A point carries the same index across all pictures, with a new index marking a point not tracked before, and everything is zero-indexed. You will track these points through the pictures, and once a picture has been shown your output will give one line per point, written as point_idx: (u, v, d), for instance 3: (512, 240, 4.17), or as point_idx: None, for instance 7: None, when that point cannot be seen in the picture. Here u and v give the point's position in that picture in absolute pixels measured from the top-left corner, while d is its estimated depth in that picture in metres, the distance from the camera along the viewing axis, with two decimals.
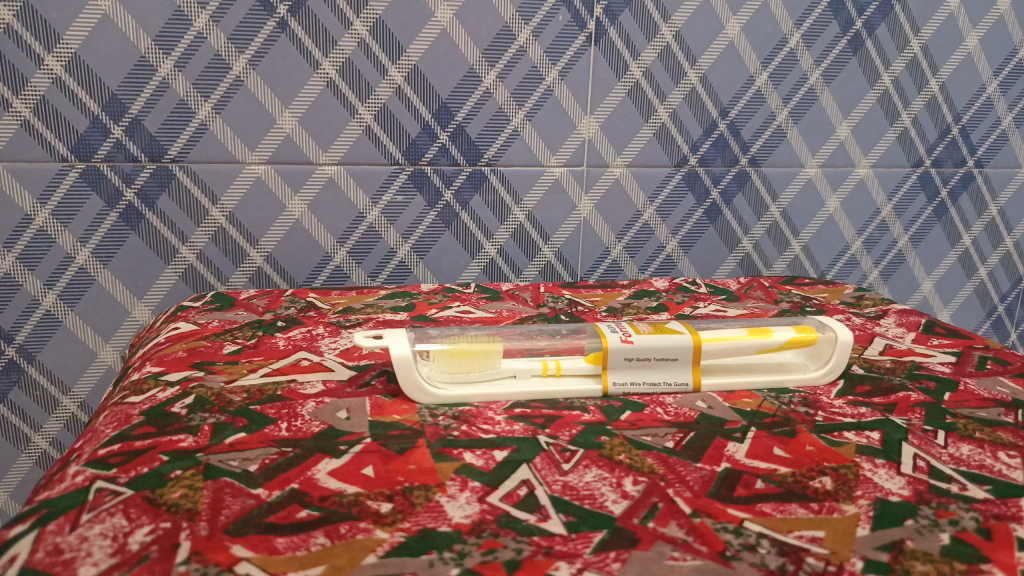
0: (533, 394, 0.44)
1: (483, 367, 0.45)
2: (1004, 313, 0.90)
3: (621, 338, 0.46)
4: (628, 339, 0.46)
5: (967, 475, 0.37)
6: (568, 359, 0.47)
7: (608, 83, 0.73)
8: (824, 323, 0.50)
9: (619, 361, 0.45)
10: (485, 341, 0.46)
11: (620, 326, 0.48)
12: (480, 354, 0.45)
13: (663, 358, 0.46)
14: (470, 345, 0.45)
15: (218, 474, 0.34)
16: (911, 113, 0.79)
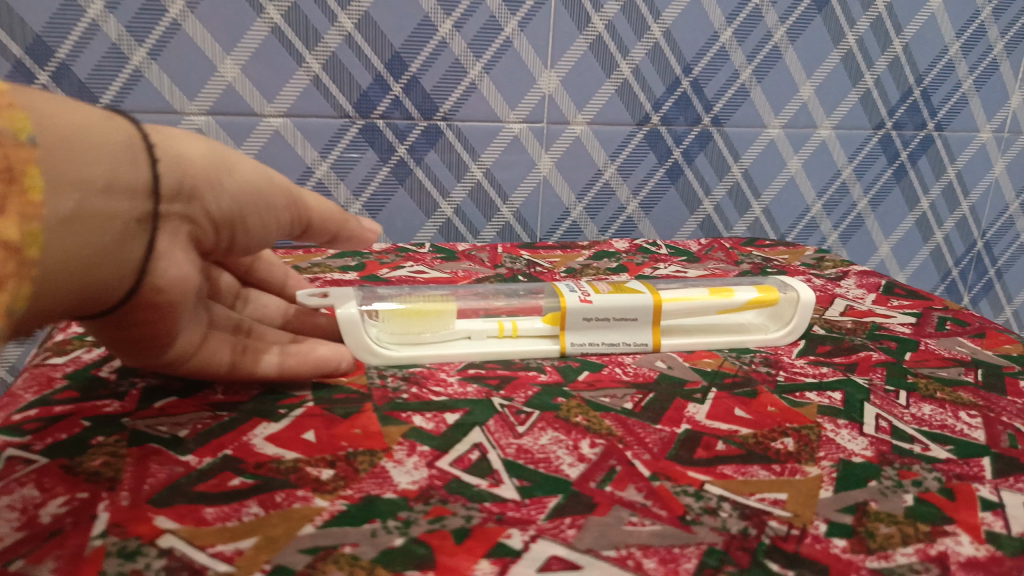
0: (487, 356, 0.42)
1: (435, 329, 0.43)
2: (957, 277, 0.92)
3: (580, 298, 0.44)
4: (587, 299, 0.44)
5: (929, 435, 0.36)
6: (524, 321, 0.45)
7: (569, 35, 0.70)
8: (788, 283, 0.49)
9: (578, 321, 0.44)
10: (438, 303, 0.44)
11: (579, 286, 0.46)
12: (432, 315, 0.43)
13: (622, 317, 0.44)
14: (422, 308, 0.43)
15: (145, 440, 0.31)
16: (874, 74, 0.78)
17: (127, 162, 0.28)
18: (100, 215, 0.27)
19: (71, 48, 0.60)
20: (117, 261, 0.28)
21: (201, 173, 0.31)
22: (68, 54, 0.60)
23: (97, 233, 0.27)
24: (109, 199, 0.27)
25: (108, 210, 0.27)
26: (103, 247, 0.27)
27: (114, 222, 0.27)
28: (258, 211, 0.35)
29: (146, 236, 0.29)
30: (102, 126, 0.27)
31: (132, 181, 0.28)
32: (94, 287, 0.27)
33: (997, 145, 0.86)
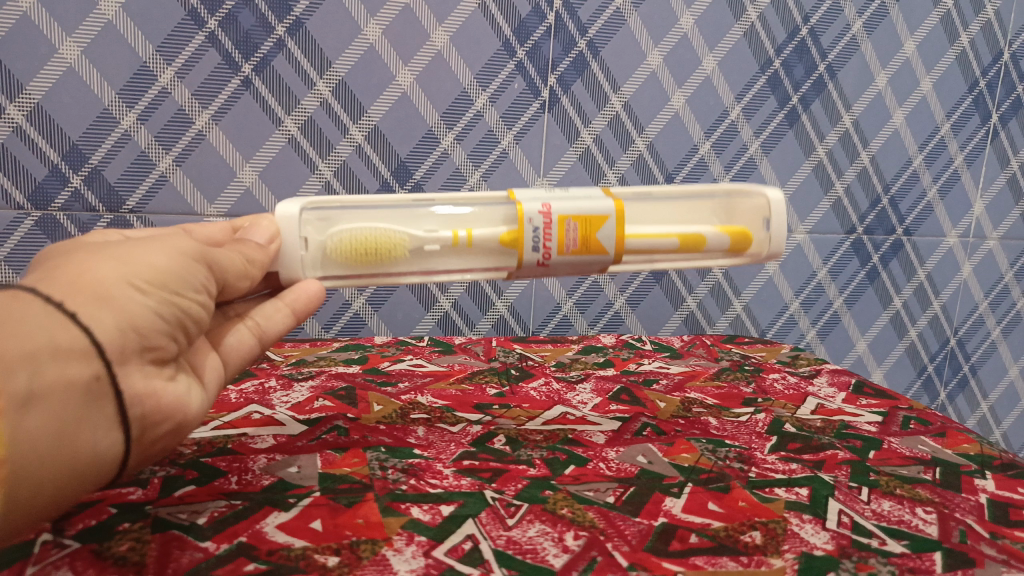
0: (442, 273, 0.51)
1: (392, 257, 0.49)
2: (933, 372, 0.95)
3: (539, 259, 0.48)
4: (544, 262, 0.48)
5: (887, 530, 0.39)
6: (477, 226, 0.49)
7: (560, 147, 0.76)
8: (775, 221, 0.53)
9: (534, 270, 0.49)
10: (385, 230, 0.48)
11: (546, 214, 0.47)
12: (385, 244, 0.48)
13: (582, 265, 0.49)
14: (372, 240, 0.48)
15: (167, 527, 0.34)
16: (844, 183, 0.84)
17: (59, 327, 0.30)
18: (56, 385, 0.29)
19: (103, 154, 0.66)
20: (86, 428, 0.31)
21: (141, 308, 0.33)
22: (100, 160, 0.66)
23: (60, 406, 0.29)
24: (58, 368, 0.29)
25: (64, 376, 0.29)
26: (72, 418, 0.30)
27: (70, 388, 0.30)
28: (189, 289, 0.36)
29: (109, 392, 0.31)
30: (25, 309, 0.29)
31: (75, 346, 0.30)
32: (77, 451, 0.30)
33: (963, 249, 0.91)
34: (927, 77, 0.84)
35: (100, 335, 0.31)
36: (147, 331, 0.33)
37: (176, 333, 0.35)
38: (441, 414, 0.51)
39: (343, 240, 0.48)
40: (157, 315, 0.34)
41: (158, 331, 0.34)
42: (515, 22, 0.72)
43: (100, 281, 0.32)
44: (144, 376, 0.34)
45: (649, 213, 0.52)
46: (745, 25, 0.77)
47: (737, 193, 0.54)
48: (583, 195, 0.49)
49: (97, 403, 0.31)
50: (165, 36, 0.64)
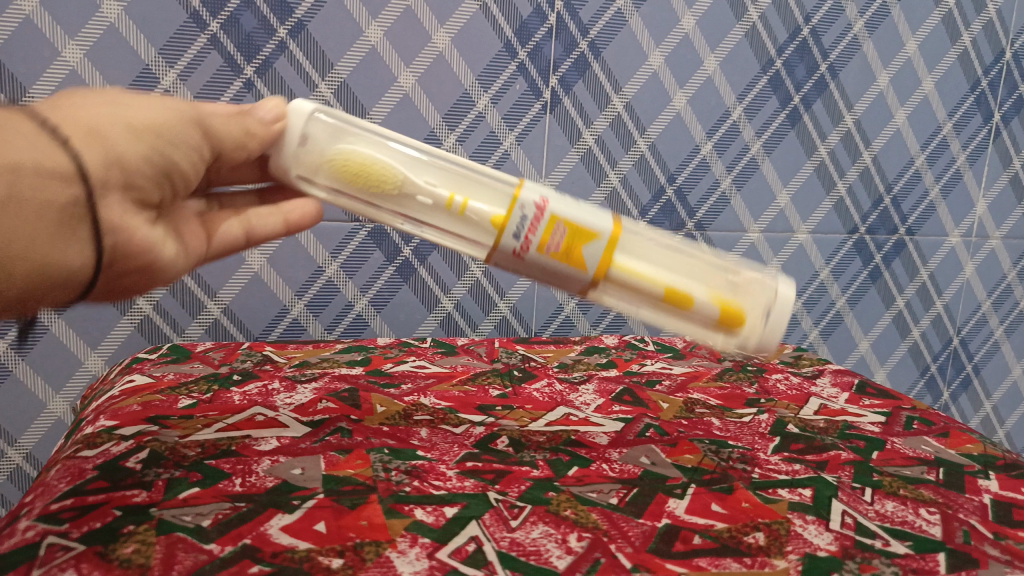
0: (429, 233, 0.43)
1: (388, 194, 0.42)
2: (936, 372, 0.95)
3: (515, 249, 0.40)
4: (518, 252, 0.40)
5: (890, 531, 0.39)
6: (479, 198, 0.41)
7: (562, 148, 0.76)
8: (776, 313, 0.42)
9: (505, 259, 0.41)
10: (397, 163, 0.42)
11: (541, 207, 0.40)
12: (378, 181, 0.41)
13: (554, 275, 0.41)
14: (377, 167, 0.41)
15: (172, 529, 0.34)
16: (846, 183, 0.84)
17: (44, 149, 0.31)
18: (30, 197, 0.30)
19: None
20: (57, 245, 0.32)
21: (129, 146, 0.34)
22: None
23: (34, 217, 0.30)
24: (38, 184, 0.30)
25: (40, 195, 0.30)
26: (43, 230, 0.31)
27: (44, 206, 0.31)
28: (180, 146, 0.37)
29: (85, 216, 0.33)
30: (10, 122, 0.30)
31: (57, 168, 0.31)
32: (46, 265, 0.32)
33: (966, 249, 0.91)
34: (928, 77, 0.84)
35: (85, 161, 0.32)
36: (133, 170, 0.34)
37: (160, 181, 0.37)
38: (444, 416, 0.51)
39: (346, 156, 0.41)
40: (143, 160, 0.35)
41: (143, 173, 0.35)
42: (516, 22, 0.72)
43: (92, 115, 0.33)
44: (123, 210, 0.35)
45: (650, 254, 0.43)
46: (747, 25, 0.77)
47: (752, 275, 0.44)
48: (585, 208, 0.42)
49: (72, 225, 0.32)
50: (167, 38, 0.64)
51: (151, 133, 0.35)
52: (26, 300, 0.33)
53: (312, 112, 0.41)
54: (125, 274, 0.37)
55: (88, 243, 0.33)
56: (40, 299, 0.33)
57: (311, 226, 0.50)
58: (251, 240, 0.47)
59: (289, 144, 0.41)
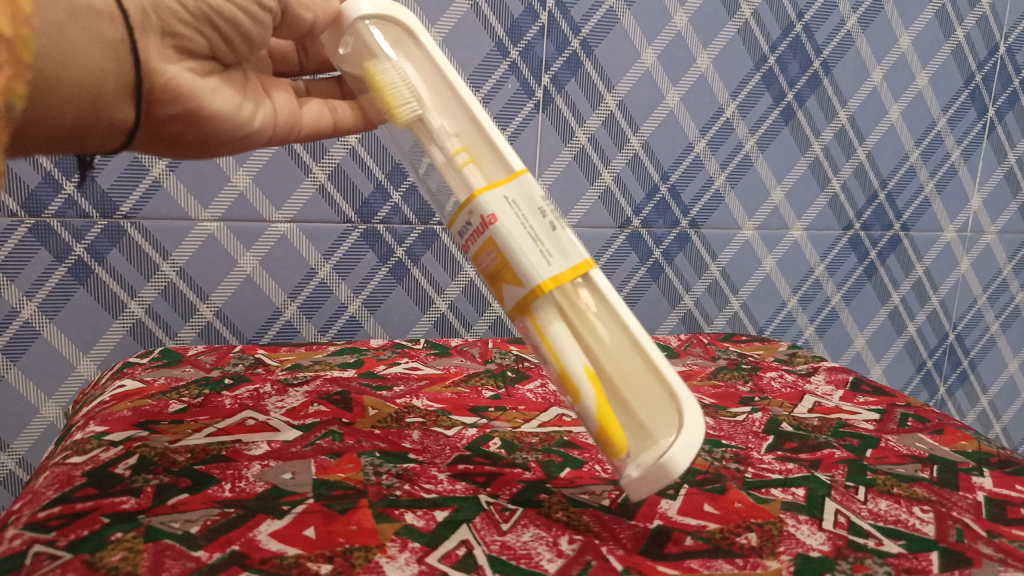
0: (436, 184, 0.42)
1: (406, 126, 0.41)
2: (932, 368, 0.95)
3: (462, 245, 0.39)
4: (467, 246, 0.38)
5: (883, 530, 0.39)
6: (480, 168, 0.38)
7: (555, 147, 0.76)
8: (644, 471, 0.34)
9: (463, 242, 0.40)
10: (411, 92, 0.41)
11: (485, 223, 0.36)
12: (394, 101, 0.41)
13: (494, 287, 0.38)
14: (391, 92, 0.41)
15: (159, 536, 0.34)
16: (840, 179, 0.84)
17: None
18: (88, 35, 0.38)
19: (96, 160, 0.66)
20: (110, 75, 0.39)
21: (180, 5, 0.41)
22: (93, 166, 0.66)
23: (89, 48, 0.38)
24: (91, 22, 0.38)
25: (96, 28, 0.38)
26: (99, 67, 0.39)
27: (97, 43, 0.38)
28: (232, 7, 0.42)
29: (130, 58, 0.40)
30: None
31: (104, 9, 0.38)
32: (93, 107, 0.40)
33: (961, 244, 0.91)
34: (922, 72, 0.83)
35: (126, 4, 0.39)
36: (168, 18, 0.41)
37: (202, 29, 0.43)
38: (436, 418, 0.50)
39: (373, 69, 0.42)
40: (180, 4, 0.41)
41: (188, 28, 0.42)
42: (508, 22, 0.72)
43: None
44: (164, 57, 0.42)
45: (590, 326, 0.37)
46: (739, 22, 0.77)
47: (676, 428, 0.35)
48: (539, 250, 0.36)
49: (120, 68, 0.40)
50: None
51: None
52: (79, 129, 0.40)
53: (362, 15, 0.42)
54: (170, 120, 0.44)
55: (130, 83, 0.40)
56: (94, 129, 0.41)
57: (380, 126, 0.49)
58: (338, 126, 0.53)
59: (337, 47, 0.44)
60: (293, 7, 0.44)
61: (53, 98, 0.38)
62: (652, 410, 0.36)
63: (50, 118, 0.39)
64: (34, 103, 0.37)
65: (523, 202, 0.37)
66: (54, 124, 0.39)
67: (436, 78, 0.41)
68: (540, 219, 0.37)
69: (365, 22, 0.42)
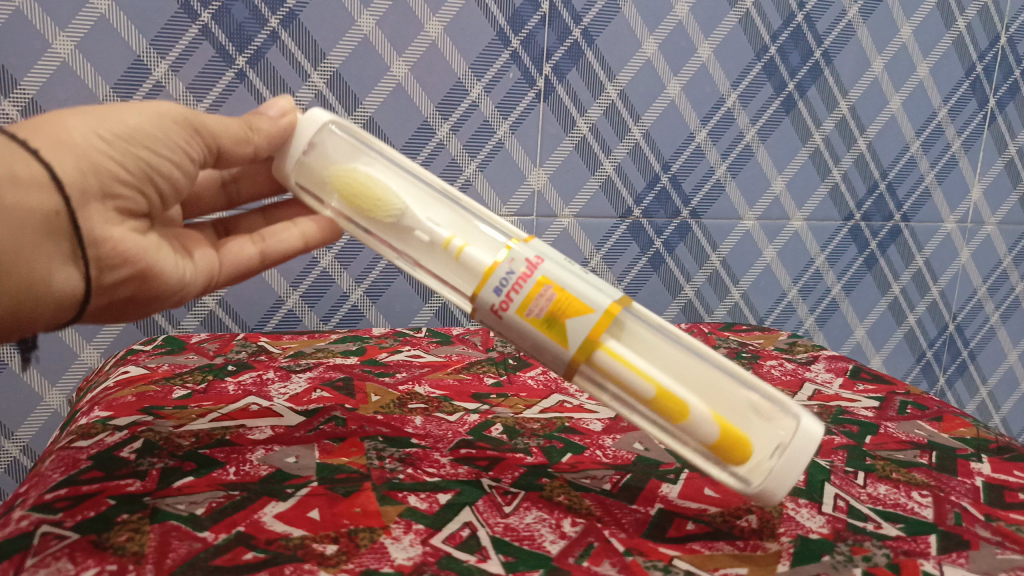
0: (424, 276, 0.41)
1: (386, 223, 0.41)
2: (931, 358, 0.95)
3: (495, 306, 0.37)
4: (502, 307, 0.37)
5: (882, 513, 0.39)
6: (476, 245, 0.39)
7: (556, 137, 0.76)
8: (787, 457, 0.34)
9: (488, 320, 0.38)
10: (389, 188, 0.41)
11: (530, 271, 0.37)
12: (375, 199, 0.41)
13: (534, 344, 0.37)
14: (372, 191, 0.41)
15: (166, 517, 0.34)
16: (841, 169, 0.84)
17: (20, 160, 0.34)
18: (12, 213, 0.34)
19: None
20: (43, 251, 0.35)
21: (112, 161, 0.37)
22: None
23: (12, 227, 0.34)
24: (15, 198, 0.34)
25: (22, 202, 0.34)
26: (29, 243, 0.35)
27: (25, 220, 0.34)
28: (165, 151, 0.40)
29: (69, 227, 0.36)
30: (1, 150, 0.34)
31: (33, 180, 0.34)
32: (35, 284, 0.36)
33: (961, 235, 0.91)
34: (923, 62, 0.83)
35: (59, 174, 0.35)
36: (106, 178, 0.37)
37: (143, 188, 0.40)
38: (438, 404, 0.51)
39: (344, 173, 0.42)
40: (119, 166, 0.38)
41: (123, 180, 0.38)
42: (509, 11, 0.72)
43: (69, 131, 0.36)
44: (105, 220, 0.38)
45: (652, 352, 0.37)
46: (741, 12, 0.77)
47: (782, 417, 0.36)
48: (593, 283, 0.37)
49: (57, 238, 0.36)
50: (159, 29, 0.65)
51: (139, 145, 0.38)
52: (20, 305, 0.36)
53: (323, 125, 0.42)
54: (121, 283, 0.40)
55: (70, 252, 0.37)
56: (42, 304, 0.37)
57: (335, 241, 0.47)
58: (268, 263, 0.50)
59: (296, 148, 0.42)
60: (231, 148, 0.43)
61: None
62: (755, 404, 0.36)
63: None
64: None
65: (552, 253, 0.38)
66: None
67: (407, 180, 0.42)
68: (572, 265, 0.38)
69: (331, 129, 0.42)
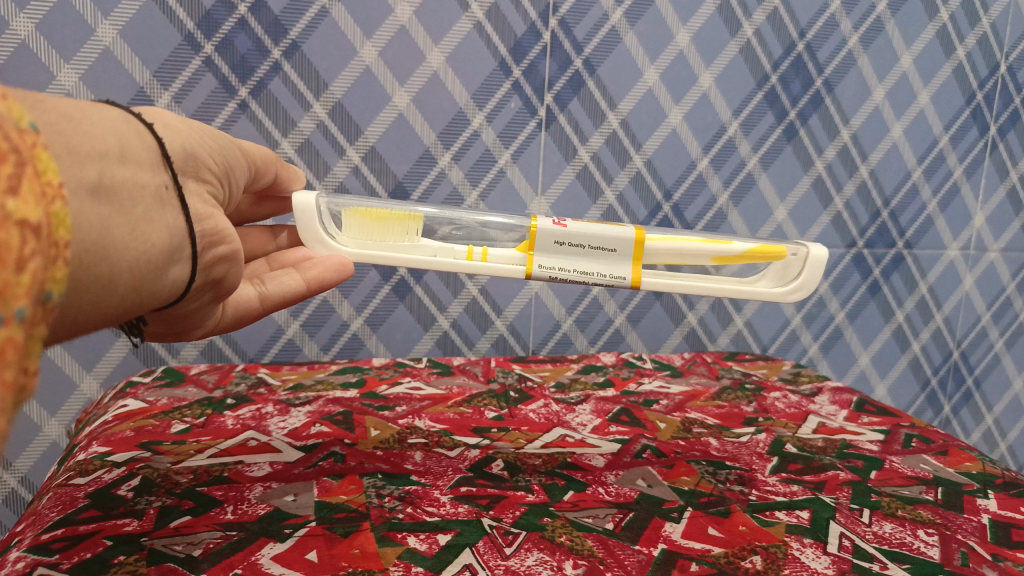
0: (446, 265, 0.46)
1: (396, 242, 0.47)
2: (936, 386, 0.95)
3: (555, 221, 0.47)
4: (560, 224, 0.47)
5: (888, 553, 0.39)
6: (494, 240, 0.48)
7: (558, 165, 0.76)
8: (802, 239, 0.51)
9: (549, 243, 0.47)
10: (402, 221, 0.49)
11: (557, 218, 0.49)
12: (393, 221, 0.47)
13: (603, 245, 0.47)
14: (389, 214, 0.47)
15: (162, 559, 0.34)
16: (843, 197, 0.84)
17: (134, 134, 0.33)
18: (132, 182, 0.31)
19: None
20: (160, 224, 0.33)
21: (200, 146, 0.38)
22: None
23: (133, 198, 0.31)
24: (135, 167, 0.32)
25: (138, 175, 0.32)
26: (147, 217, 0.32)
27: (143, 188, 0.32)
28: (230, 149, 0.41)
29: (177, 202, 0.35)
30: (111, 118, 0.32)
31: (146, 153, 0.33)
32: (155, 266, 0.33)
33: (964, 262, 0.91)
34: (924, 90, 0.84)
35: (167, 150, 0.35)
36: (199, 163, 0.38)
37: (221, 180, 0.40)
38: (438, 438, 0.50)
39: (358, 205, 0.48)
40: (209, 152, 0.38)
41: (209, 166, 0.39)
42: (511, 40, 0.72)
43: (159, 115, 0.36)
44: (201, 202, 0.37)
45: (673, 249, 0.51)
46: (741, 41, 0.77)
47: None
48: None
49: (169, 213, 0.34)
50: (162, 61, 0.65)
51: (213, 140, 0.40)
52: (140, 290, 0.32)
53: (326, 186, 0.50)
54: (215, 264, 0.38)
55: (183, 230, 0.35)
56: (154, 288, 0.33)
57: (336, 285, 0.45)
58: (266, 301, 0.45)
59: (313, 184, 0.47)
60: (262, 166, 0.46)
61: (109, 267, 0.29)
62: None
63: (108, 293, 0.30)
64: (93, 278, 0.29)
65: None
66: (115, 295, 0.31)
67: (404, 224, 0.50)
68: None
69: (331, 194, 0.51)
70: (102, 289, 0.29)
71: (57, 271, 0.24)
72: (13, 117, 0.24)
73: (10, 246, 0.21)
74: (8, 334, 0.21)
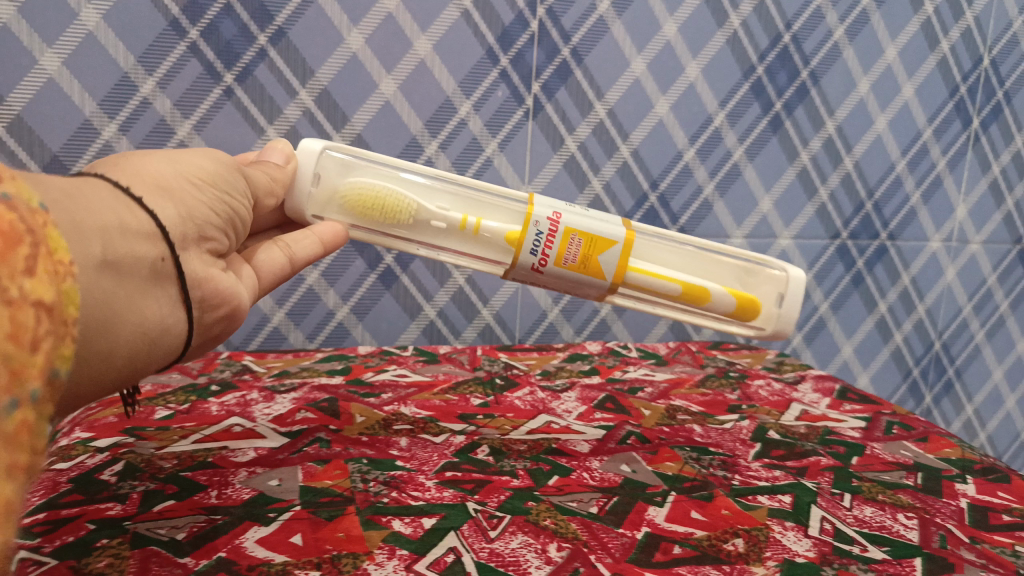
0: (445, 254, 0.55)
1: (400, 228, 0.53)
2: (918, 376, 0.96)
3: (535, 263, 0.52)
4: (542, 265, 0.52)
5: (868, 537, 0.39)
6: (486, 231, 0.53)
7: (544, 154, 0.76)
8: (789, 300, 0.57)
9: (526, 272, 0.53)
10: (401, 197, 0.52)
11: (549, 230, 0.51)
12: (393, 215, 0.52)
13: (574, 283, 0.53)
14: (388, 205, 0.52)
15: (146, 542, 0.34)
16: (828, 188, 0.85)
17: (130, 210, 0.33)
18: (127, 261, 0.32)
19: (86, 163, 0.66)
20: (153, 298, 0.34)
21: (201, 205, 0.38)
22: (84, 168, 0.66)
23: (128, 276, 0.32)
24: (128, 243, 0.32)
25: (135, 251, 0.33)
26: (141, 292, 0.33)
27: (139, 263, 0.33)
28: (236, 196, 0.41)
29: (173, 273, 0.35)
30: (108, 195, 0.33)
31: (142, 228, 0.34)
32: (150, 335, 0.34)
33: (946, 254, 0.92)
34: (908, 83, 0.84)
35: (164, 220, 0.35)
36: (201, 222, 0.38)
37: (227, 232, 0.40)
38: (424, 424, 0.50)
39: (351, 186, 0.51)
40: (210, 209, 0.38)
41: (211, 223, 0.39)
42: (498, 29, 0.72)
43: (162, 176, 0.37)
44: (201, 263, 0.38)
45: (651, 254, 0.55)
46: (728, 32, 0.77)
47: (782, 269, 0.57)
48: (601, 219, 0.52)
49: (164, 283, 0.35)
50: (146, 46, 0.65)
51: (219, 193, 0.39)
52: (135, 360, 0.34)
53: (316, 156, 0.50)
54: (212, 322, 0.39)
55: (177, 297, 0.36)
56: (149, 355, 0.35)
57: (343, 244, 0.50)
58: (296, 259, 0.48)
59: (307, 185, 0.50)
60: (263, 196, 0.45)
61: (101, 342, 0.32)
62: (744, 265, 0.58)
63: (99, 366, 0.32)
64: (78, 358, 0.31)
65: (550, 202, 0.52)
66: (108, 367, 0.33)
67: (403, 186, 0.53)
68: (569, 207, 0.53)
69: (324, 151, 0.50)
70: (93, 363, 0.32)
71: (64, 349, 0.26)
72: (26, 198, 0.26)
73: (25, 325, 0.24)
74: (23, 414, 0.24)
